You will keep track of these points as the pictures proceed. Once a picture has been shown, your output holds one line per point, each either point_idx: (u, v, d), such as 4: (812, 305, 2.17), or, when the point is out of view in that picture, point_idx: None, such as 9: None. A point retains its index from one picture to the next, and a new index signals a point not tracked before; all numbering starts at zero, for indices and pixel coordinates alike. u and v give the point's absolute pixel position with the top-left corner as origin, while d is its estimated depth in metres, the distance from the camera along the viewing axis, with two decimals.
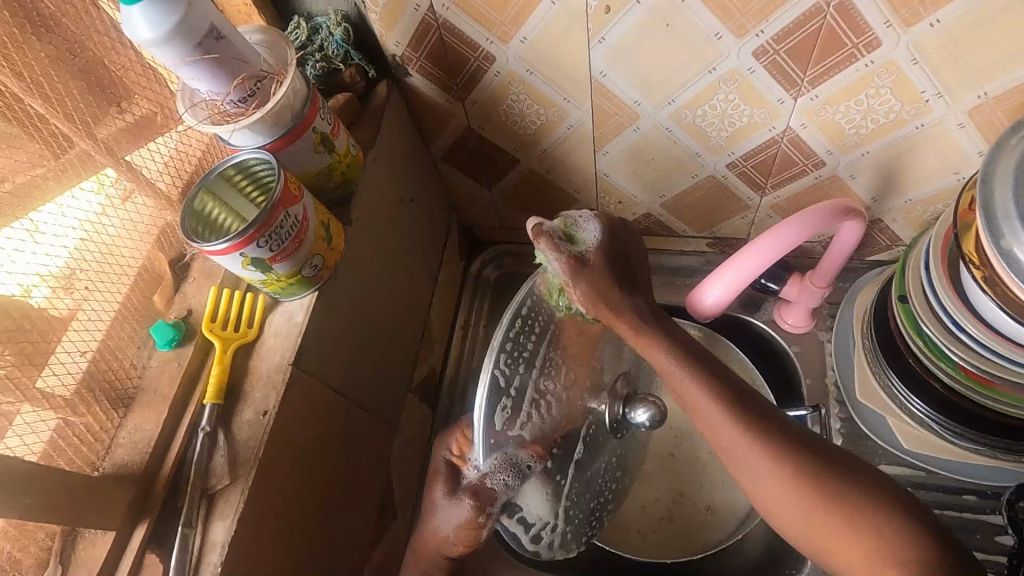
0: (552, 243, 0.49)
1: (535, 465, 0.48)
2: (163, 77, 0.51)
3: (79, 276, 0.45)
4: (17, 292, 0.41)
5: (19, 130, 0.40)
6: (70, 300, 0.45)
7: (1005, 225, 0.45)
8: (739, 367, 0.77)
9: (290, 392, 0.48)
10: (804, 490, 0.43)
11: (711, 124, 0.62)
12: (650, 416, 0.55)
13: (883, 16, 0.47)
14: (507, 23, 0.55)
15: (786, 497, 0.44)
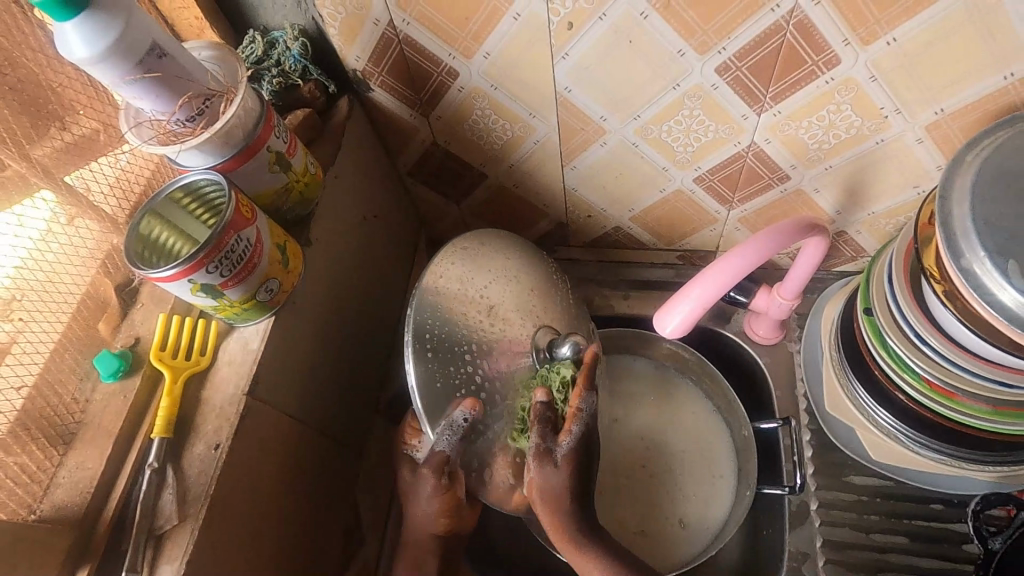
0: (541, 429, 0.48)
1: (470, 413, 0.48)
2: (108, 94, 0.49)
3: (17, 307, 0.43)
4: None
5: None
6: (4, 333, 0.42)
7: (963, 243, 0.46)
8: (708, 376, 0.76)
9: (246, 423, 0.46)
10: None
11: (677, 139, 0.61)
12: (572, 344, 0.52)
13: (842, 34, 0.48)
14: (468, 38, 0.54)
15: None
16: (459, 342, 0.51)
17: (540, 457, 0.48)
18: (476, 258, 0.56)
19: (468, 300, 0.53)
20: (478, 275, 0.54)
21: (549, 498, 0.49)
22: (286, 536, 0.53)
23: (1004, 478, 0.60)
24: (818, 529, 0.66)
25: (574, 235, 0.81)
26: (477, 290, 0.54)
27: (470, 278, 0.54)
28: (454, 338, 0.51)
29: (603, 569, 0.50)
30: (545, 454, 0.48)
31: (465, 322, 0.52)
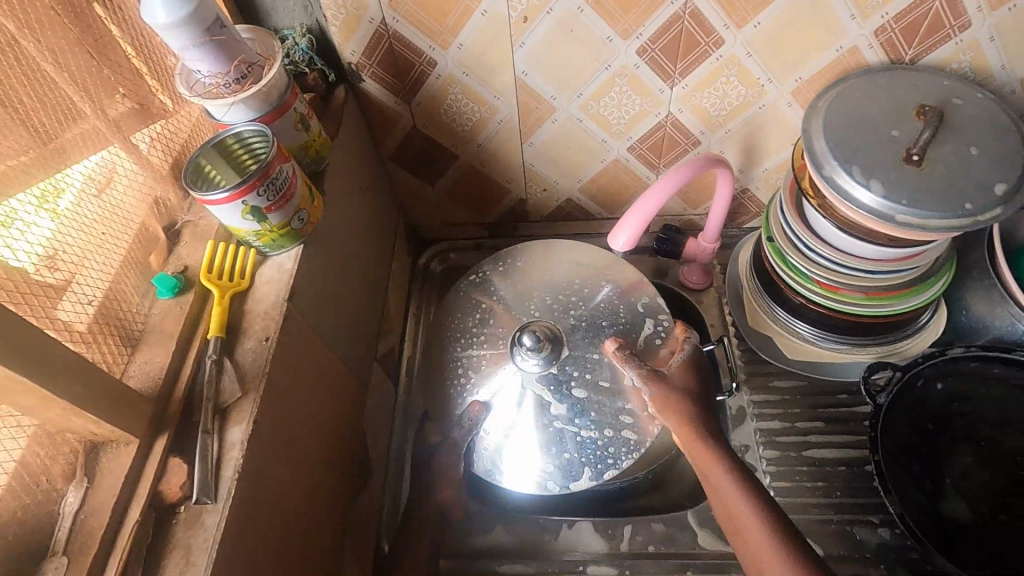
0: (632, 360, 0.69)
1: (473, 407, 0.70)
2: (151, 84, 0.59)
3: (62, 257, 0.48)
4: (21, 237, 0.44)
5: (36, 86, 0.46)
6: (58, 275, 0.47)
7: (822, 159, 0.63)
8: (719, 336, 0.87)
9: (287, 324, 0.55)
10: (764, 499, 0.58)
11: (612, 113, 0.78)
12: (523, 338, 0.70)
13: (722, 20, 0.66)
14: (446, 32, 0.69)
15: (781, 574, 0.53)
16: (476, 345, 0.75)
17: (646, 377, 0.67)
18: (489, 283, 0.80)
19: (493, 308, 0.77)
20: (493, 293, 0.79)
21: (661, 406, 0.65)
22: (316, 441, 0.60)
23: (881, 355, 0.78)
24: (754, 425, 0.80)
25: (533, 210, 0.95)
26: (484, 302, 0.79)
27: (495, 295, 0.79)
28: (473, 349, 0.75)
29: (730, 465, 0.60)
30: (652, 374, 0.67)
31: (484, 331, 0.76)
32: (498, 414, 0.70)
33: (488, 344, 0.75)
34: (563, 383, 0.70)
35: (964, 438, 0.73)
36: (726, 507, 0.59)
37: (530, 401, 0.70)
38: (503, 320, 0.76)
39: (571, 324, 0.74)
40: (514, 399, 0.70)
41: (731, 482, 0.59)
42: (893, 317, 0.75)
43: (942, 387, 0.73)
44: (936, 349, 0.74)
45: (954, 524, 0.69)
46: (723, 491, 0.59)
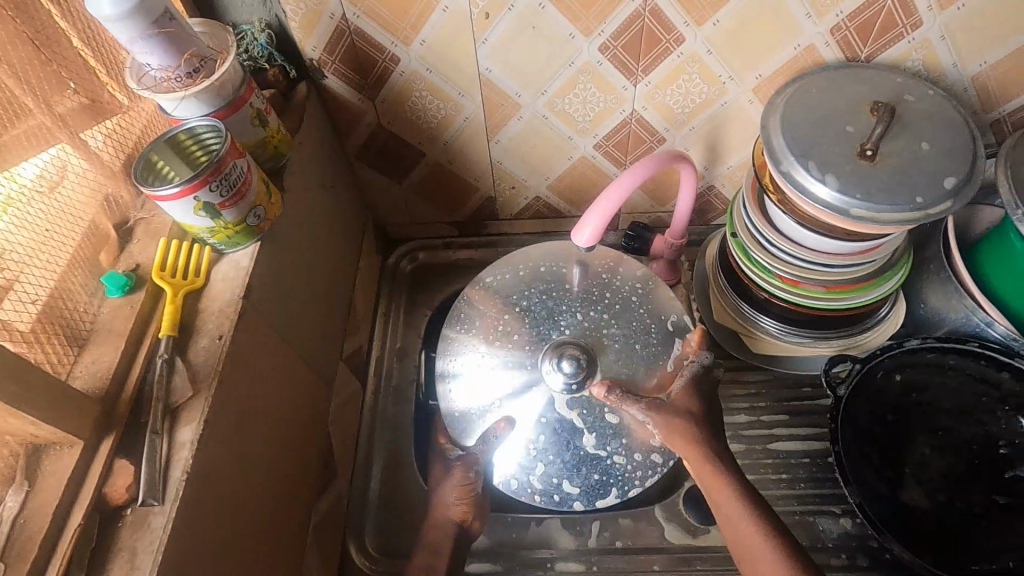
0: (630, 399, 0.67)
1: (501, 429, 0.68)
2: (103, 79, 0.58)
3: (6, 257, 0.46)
4: None
5: None
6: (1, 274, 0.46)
7: (779, 154, 0.64)
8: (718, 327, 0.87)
9: (242, 322, 0.54)
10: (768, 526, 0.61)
11: (577, 110, 0.78)
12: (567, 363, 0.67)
13: (682, 17, 0.67)
14: (408, 28, 0.68)
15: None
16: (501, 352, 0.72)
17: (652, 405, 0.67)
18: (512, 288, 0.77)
19: (498, 311, 0.75)
20: (513, 300, 0.75)
21: (674, 430, 0.66)
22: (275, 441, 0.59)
23: (843, 347, 0.80)
24: (720, 420, 0.81)
25: (503, 209, 0.95)
26: (505, 308, 0.75)
27: (515, 300, 0.75)
28: (496, 355, 0.72)
29: (736, 487, 0.64)
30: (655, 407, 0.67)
31: (510, 336, 0.73)
32: (520, 438, 0.68)
33: (501, 356, 0.72)
34: (592, 407, 0.68)
35: (922, 426, 0.74)
36: (734, 527, 0.63)
37: (556, 422, 0.68)
38: (530, 326, 0.73)
39: (608, 339, 0.72)
40: (541, 425, 0.68)
41: (734, 499, 0.63)
42: (853, 310, 0.76)
43: (901, 379, 0.75)
44: (893, 341, 0.76)
45: (912, 510, 0.71)
46: (733, 517, 0.63)
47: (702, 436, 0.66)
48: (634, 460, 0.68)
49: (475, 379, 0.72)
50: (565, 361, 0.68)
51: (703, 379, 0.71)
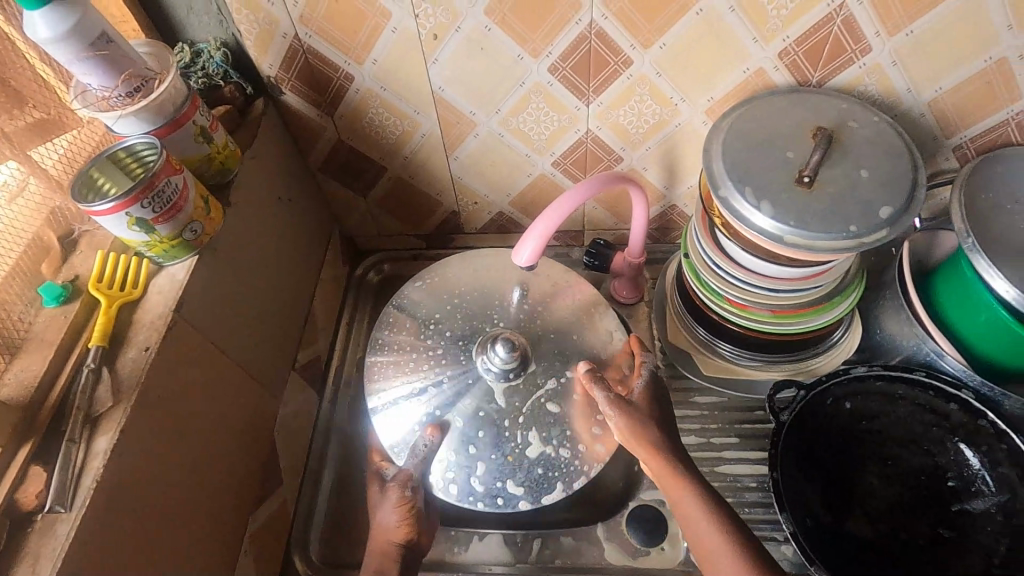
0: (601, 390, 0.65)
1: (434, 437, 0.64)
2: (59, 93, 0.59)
3: None
4: None
5: None
6: None
7: (719, 180, 0.63)
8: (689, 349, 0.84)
9: (172, 334, 0.55)
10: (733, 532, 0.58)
11: (532, 129, 0.79)
12: (504, 345, 0.66)
13: (628, 41, 0.68)
14: (359, 48, 0.70)
15: None
16: (426, 360, 0.69)
17: (613, 404, 0.64)
18: (434, 291, 0.75)
19: (411, 332, 0.72)
20: (435, 302, 0.74)
21: (628, 435, 0.63)
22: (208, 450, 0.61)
23: (795, 371, 0.79)
24: None
25: (467, 223, 0.96)
26: (423, 311, 0.74)
27: (436, 304, 0.74)
28: (418, 362, 0.70)
29: (697, 498, 0.60)
30: (620, 401, 0.65)
31: (431, 341, 0.71)
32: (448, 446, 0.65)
33: (415, 378, 0.69)
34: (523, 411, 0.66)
35: (872, 454, 0.73)
36: (699, 542, 0.59)
37: (477, 441, 0.65)
38: (448, 329, 0.71)
39: (539, 339, 0.70)
40: (475, 423, 0.66)
41: (699, 505, 0.60)
42: (800, 334, 0.76)
43: (851, 407, 0.74)
44: (842, 367, 0.75)
45: (858, 541, 0.69)
46: (695, 522, 0.59)
47: (656, 438, 0.63)
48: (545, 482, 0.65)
49: (401, 381, 0.69)
50: (500, 344, 0.66)
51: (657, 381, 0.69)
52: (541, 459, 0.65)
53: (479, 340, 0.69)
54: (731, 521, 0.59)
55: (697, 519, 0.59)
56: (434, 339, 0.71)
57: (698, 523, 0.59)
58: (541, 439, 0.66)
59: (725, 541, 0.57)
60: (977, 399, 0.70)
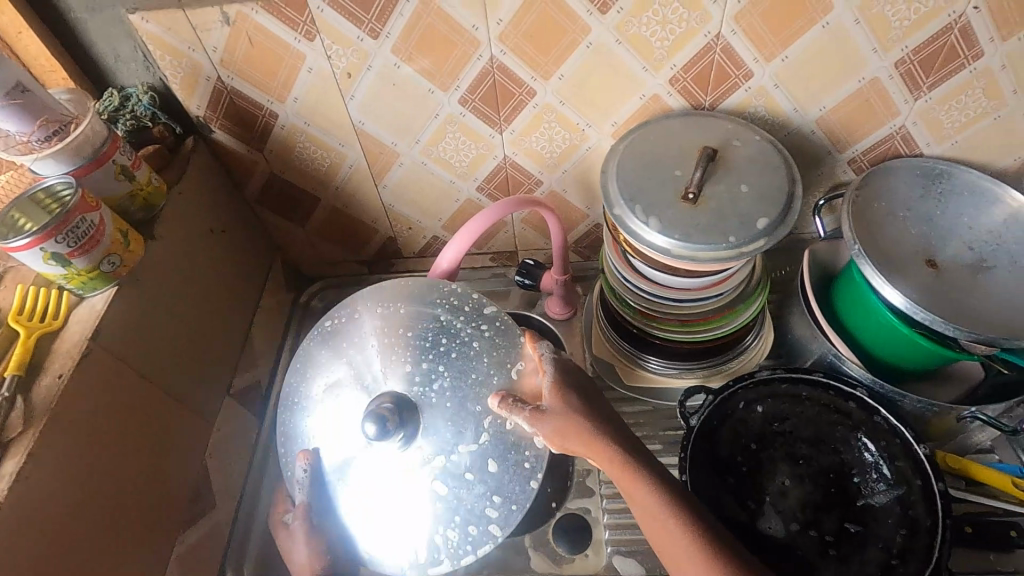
0: (515, 408, 0.60)
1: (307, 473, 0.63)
2: None
3: None
4: None
5: None
6: None
7: (614, 199, 0.68)
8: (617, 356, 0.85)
9: (87, 362, 0.59)
10: (685, 518, 0.56)
11: (452, 157, 0.83)
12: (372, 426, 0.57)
13: (528, 73, 0.73)
14: (279, 88, 0.75)
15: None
16: (330, 388, 0.66)
17: (534, 415, 0.59)
18: (365, 317, 0.68)
19: (342, 352, 0.67)
20: (369, 325, 0.67)
21: (559, 436, 0.59)
22: (128, 472, 0.63)
23: (705, 377, 0.82)
24: None
25: (405, 248, 1.00)
26: (347, 335, 0.67)
27: (370, 325, 0.67)
28: (328, 386, 0.66)
29: (655, 490, 0.58)
30: (538, 412, 0.59)
31: (346, 363, 0.66)
32: (364, 475, 0.62)
33: (329, 400, 0.65)
34: (428, 462, 0.61)
35: (784, 456, 0.76)
36: (654, 531, 0.57)
37: (360, 493, 0.61)
38: (369, 355, 0.65)
39: (440, 396, 0.62)
40: (365, 478, 0.61)
41: (649, 489, 0.57)
42: (711, 342, 0.79)
43: (762, 410, 0.77)
44: (747, 372, 0.79)
45: (774, 543, 0.71)
46: (650, 508, 0.57)
47: (590, 426, 0.59)
48: (462, 534, 0.60)
49: (308, 411, 0.66)
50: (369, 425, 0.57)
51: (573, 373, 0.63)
52: (451, 511, 0.60)
53: (380, 391, 0.63)
54: (684, 507, 0.57)
55: (653, 505, 0.57)
56: (350, 360, 0.66)
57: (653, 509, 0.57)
58: (449, 493, 0.60)
59: (682, 529, 0.56)
60: (871, 395, 0.75)
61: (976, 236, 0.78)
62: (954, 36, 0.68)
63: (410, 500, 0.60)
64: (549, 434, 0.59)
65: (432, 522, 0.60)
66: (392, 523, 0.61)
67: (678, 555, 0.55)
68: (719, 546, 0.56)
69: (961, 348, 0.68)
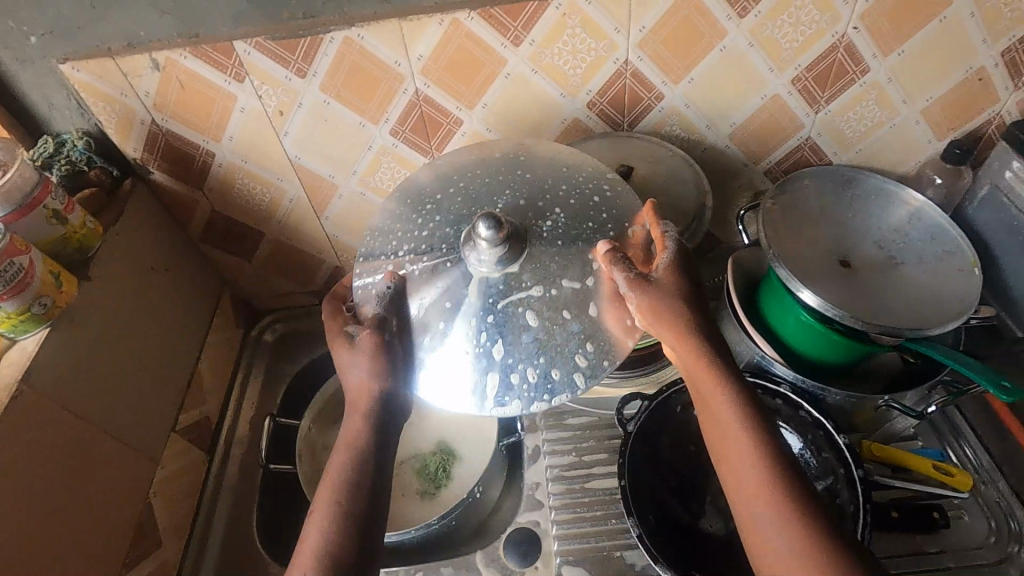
0: (623, 266, 0.61)
1: (380, 318, 0.63)
2: None
3: None
4: None
5: None
6: None
7: None
8: None
9: (14, 403, 0.60)
10: (759, 442, 0.58)
11: (390, 186, 0.86)
12: (485, 228, 0.57)
13: (453, 104, 0.77)
14: (214, 128, 0.77)
15: (775, 523, 0.54)
16: (422, 206, 0.67)
17: (633, 283, 0.61)
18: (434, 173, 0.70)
19: (402, 209, 0.68)
20: (427, 185, 0.69)
21: (649, 313, 0.60)
22: (62, 512, 0.63)
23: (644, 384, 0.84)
24: (546, 463, 0.85)
25: None
26: (416, 191, 0.69)
27: (463, 171, 0.69)
28: (415, 208, 0.67)
29: (733, 401, 0.60)
30: (640, 279, 0.61)
31: (423, 211, 0.66)
32: (444, 343, 0.61)
33: (417, 242, 0.64)
34: (514, 299, 0.60)
35: None
36: (721, 448, 0.59)
37: (446, 331, 0.61)
38: (439, 208, 0.66)
39: (538, 229, 0.63)
40: (452, 313, 0.61)
41: (730, 411, 0.59)
42: (645, 350, 0.82)
43: (698, 412, 0.80)
44: (681, 378, 0.82)
45: (710, 537, 0.75)
46: (724, 425, 0.59)
47: (690, 320, 0.61)
48: (543, 379, 0.59)
49: (401, 250, 0.64)
50: (483, 224, 0.57)
51: (681, 256, 0.64)
52: (538, 350, 0.59)
53: (473, 219, 0.63)
54: (760, 434, 0.58)
55: (728, 423, 0.59)
56: (432, 208, 0.66)
57: (728, 426, 0.59)
58: (538, 325, 0.60)
59: (755, 453, 0.57)
60: (795, 390, 0.77)
61: (884, 235, 0.83)
62: (840, 54, 0.74)
63: (499, 331, 0.60)
64: (643, 307, 0.60)
65: (508, 353, 0.59)
66: (461, 366, 0.60)
67: (743, 481, 0.57)
68: (778, 460, 0.57)
69: (874, 341, 0.73)
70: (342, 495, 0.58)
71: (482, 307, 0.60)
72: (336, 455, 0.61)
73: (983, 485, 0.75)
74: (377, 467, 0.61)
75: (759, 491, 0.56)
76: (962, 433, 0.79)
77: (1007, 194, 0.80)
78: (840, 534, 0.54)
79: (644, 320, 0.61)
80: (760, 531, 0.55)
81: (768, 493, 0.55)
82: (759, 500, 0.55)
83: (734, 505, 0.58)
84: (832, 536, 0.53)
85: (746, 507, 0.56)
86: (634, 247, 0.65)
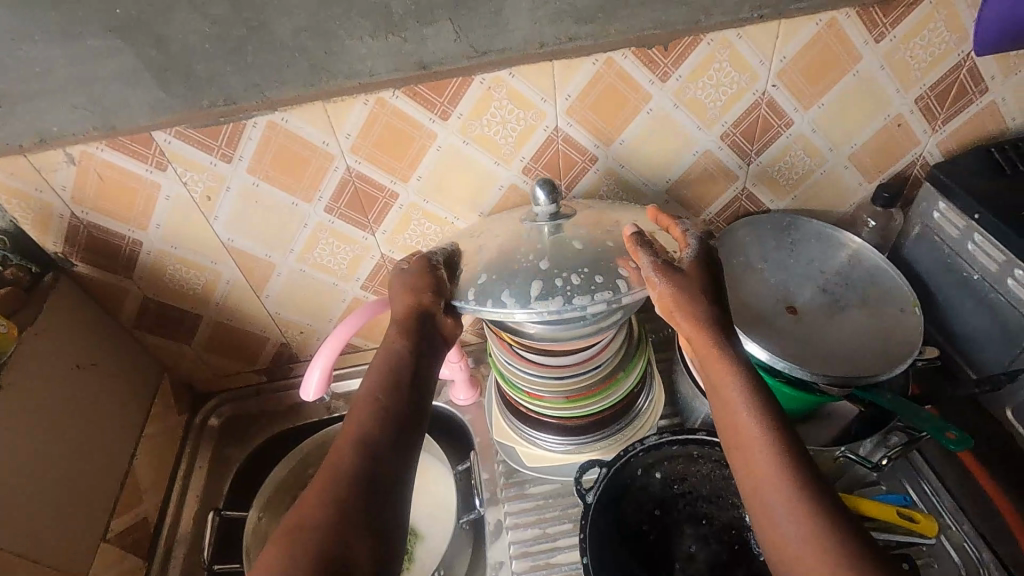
0: (647, 249, 0.62)
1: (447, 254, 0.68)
2: None
3: None
4: None
5: None
6: None
7: None
8: (522, 441, 0.84)
9: None
10: (769, 430, 0.55)
11: (329, 260, 0.84)
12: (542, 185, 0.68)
13: (387, 177, 0.76)
14: (139, 216, 0.74)
15: (785, 515, 0.51)
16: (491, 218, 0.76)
17: (657, 268, 0.61)
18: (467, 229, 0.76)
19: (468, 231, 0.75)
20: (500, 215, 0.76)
21: (670, 303, 0.60)
22: None
23: (603, 449, 0.82)
24: (508, 540, 0.81)
25: (300, 352, 0.98)
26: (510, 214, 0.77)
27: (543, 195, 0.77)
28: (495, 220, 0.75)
29: (745, 388, 0.57)
30: (664, 265, 0.61)
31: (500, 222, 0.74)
32: (503, 262, 0.65)
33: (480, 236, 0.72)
34: (562, 236, 0.67)
35: (689, 517, 0.76)
36: (732, 430, 0.57)
37: (507, 267, 0.65)
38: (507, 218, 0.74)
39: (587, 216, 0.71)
40: (512, 252, 0.66)
41: (740, 398, 0.57)
42: (599, 414, 0.80)
43: (661, 475, 0.77)
44: (637, 440, 0.80)
45: None
46: (733, 412, 0.57)
47: (703, 308, 0.59)
48: (587, 282, 0.62)
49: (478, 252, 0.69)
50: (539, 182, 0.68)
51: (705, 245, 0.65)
52: (586, 264, 0.64)
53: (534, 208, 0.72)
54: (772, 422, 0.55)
55: (738, 411, 0.56)
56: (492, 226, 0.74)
57: (737, 411, 0.56)
58: (584, 249, 0.65)
59: (766, 440, 0.54)
60: None
61: (828, 279, 0.84)
62: (764, 109, 0.76)
63: (549, 254, 0.65)
64: (664, 292, 0.60)
65: (555, 264, 0.63)
66: (520, 276, 0.63)
67: (753, 471, 0.54)
68: (789, 446, 0.54)
69: (822, 392, 0.73)
70: (385, 386, 0.58)
71: (536, 243, 0.66)
72: (381, 351, 0.61)
73: (949, 527, 0.75)
74: (415, 374, 0.60)
75: (770, 479, 0.53)
76: (922, 473, 0.79)
77: (937, 232, 0.82)
78: (856, 529, 0.50)
79: (666, 307, 0.60)
80: (774, 521, 0.51)
81: (779, 482, 0.52)
82: (775, 491, 0.52)
83: (744, 493, 0.55)
84: (849, 530, 0.49)
85: (755, 494, 0.53)
86: (658, 244, 0.66)
